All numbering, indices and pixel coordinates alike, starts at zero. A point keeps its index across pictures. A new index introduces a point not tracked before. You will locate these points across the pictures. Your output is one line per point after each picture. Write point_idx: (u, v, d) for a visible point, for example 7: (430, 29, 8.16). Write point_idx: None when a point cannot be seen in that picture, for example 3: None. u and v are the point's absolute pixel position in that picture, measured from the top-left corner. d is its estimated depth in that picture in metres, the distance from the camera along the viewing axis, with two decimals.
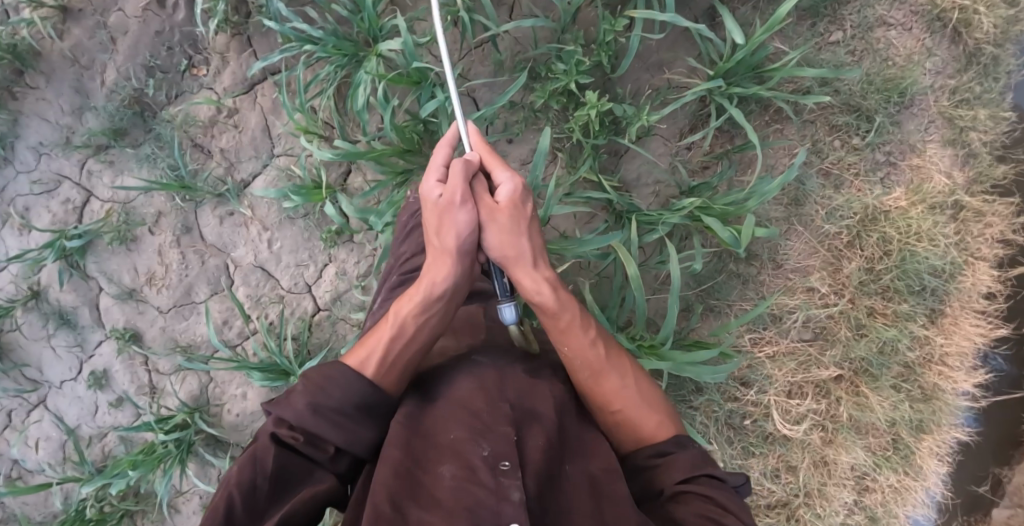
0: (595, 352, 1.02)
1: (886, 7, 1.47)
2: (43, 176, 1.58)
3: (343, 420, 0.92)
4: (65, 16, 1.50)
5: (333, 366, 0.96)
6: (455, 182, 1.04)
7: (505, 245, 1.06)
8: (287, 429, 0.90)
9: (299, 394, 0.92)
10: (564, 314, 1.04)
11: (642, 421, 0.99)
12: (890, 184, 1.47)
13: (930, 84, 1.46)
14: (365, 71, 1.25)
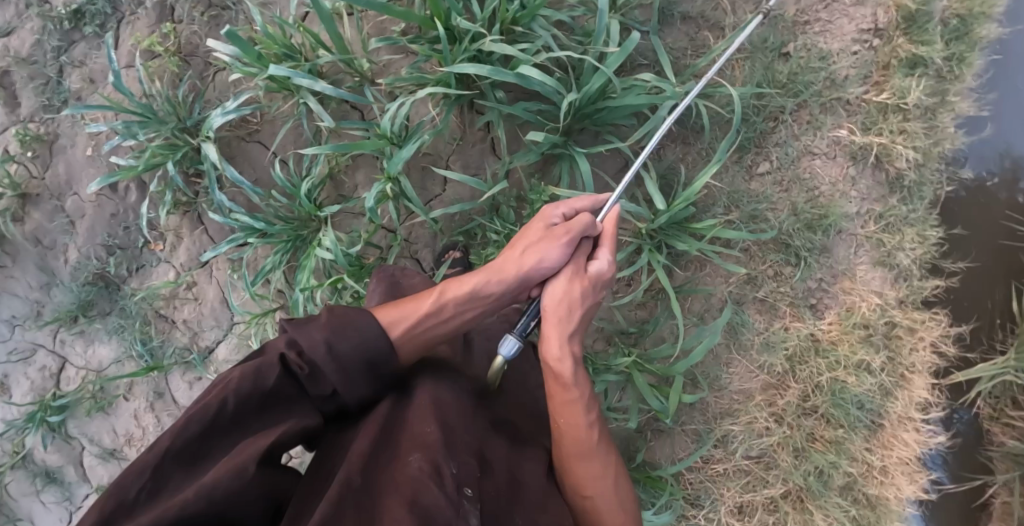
0: (587, 433, 1.09)
1: (809, 138, 1.52)
2: (19, 346, 1.64)
3: (348, 370, 0.98)
4: (25, 202, 1.57)
5: (362, 312, 1.02)
6: (572, 228, 1.12)
7: (559, 304, 1.12)
8: (298, 354, 0.94)
9: (322, 328, 0.98)
10: (575, 392, 1.09)
11: (607, 513, 1.08)
12: (822, 308, 1.54)
13: (856, 210, 1.52)
14: (302, 286, 1.37)
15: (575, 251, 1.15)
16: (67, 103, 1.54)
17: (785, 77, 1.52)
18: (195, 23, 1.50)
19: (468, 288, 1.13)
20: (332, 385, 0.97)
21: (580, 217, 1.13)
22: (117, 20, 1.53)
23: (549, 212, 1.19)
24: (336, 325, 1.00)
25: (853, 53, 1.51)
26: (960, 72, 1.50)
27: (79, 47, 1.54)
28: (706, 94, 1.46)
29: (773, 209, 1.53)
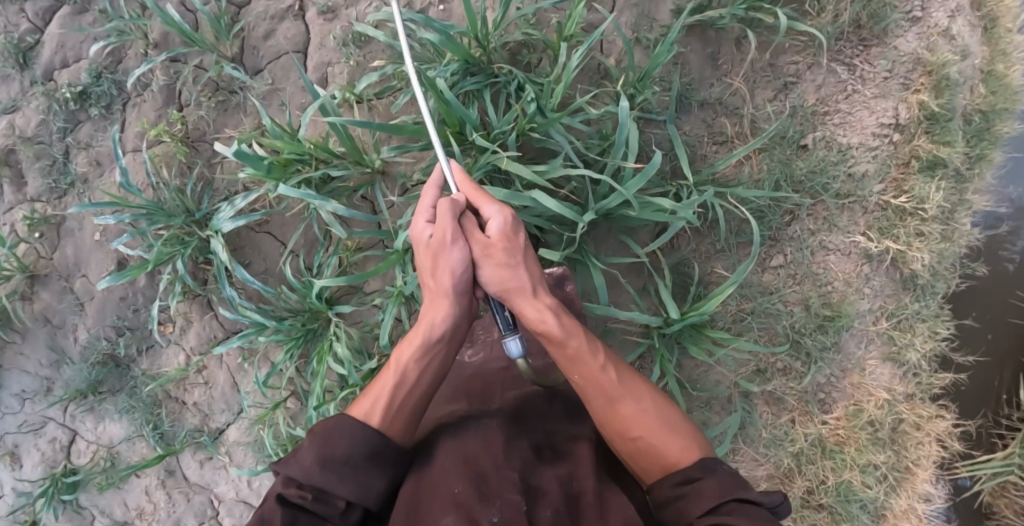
0: (607, 377, 1.10)
1: (824, 232, 1.51)
2: (29, 418, 1.63)
3: (350, 472, 1.00)
4: (33, 282, 1.56)
5: (339, 420, 1.05)
6: (446, 222, 1.11)
7: (502, 278, 1.13)
8: (295, 488, 0.97)
9: (308, 452, 1.01)
10: (570, 343, 1.11)
11: (666, 447, 1.05)
12: (830, 401, 1.55)
13: (868, 306, 1.51)
14: (313, 407, 1.39)
15: (471, 233, 1.14)
16: (74, 184, 1.53)
17: (804, 166, 1.50)
18: (203, 108, 1.48)
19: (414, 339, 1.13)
20: (344, 496, 0.99)
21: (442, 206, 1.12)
22: (123, 102, 1.51)
23: (417, 231, 1.16)
24: (318, 442, 1.02)
25: (872, 147, 1.49)
26: (981, 168, 1.49)
27: (85, 128, 1.52)
28: (721, 193, 1.45)
29: (786, 304, 1.52)
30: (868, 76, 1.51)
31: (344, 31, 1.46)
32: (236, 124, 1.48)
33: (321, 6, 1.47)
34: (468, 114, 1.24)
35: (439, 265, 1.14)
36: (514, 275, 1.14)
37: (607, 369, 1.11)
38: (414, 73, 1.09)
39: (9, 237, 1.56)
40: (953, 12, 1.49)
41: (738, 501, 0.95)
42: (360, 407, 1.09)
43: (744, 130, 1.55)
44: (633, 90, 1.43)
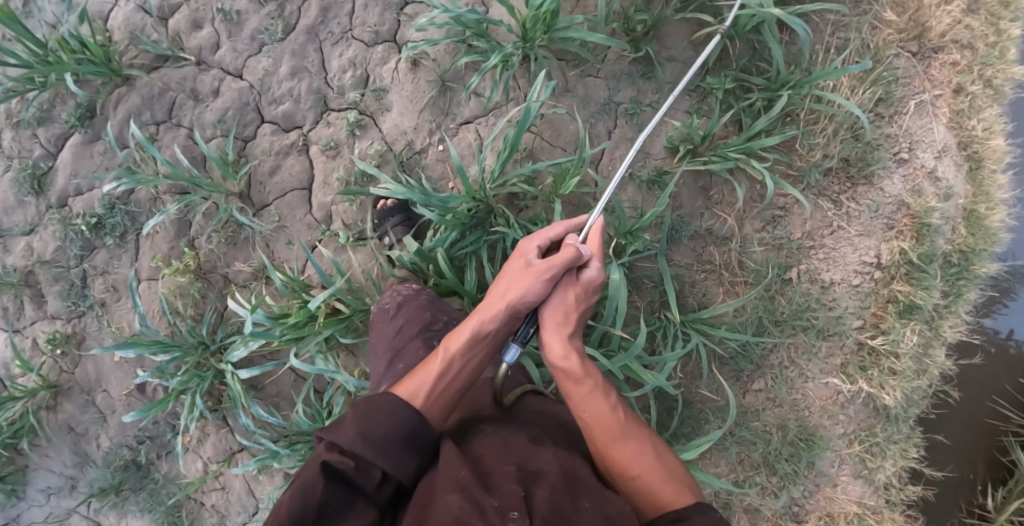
0: (616, 417, 1.12)
1: (803, 360, 1.58)
2: (54, 512, 1.73)
3: (388, 447, 0.99)
4: (56, 394, 1.65)
5: (385, 397, 1.06)
6: (557, 260, 1.19)
7: (560, 312, 1.21)
8: (339, 453, 0.96)
9: (355, 422, 1.00)
10: (589, 383, 1.15)
11: (662, 488, 1.03)
12: (803, 513, 1.63)
13: (842, 431, 1.59)
14: None
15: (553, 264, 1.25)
16: (92, 306, 1.61)
17: (785, 298, 1.58)
18: (213, 242, 1.54)
19: (466, 338, 1.18)
20: (381, 470, 0.97)
21: (566, 248, 1.19)
22: (136, 231, 1.58)
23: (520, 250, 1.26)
24: (363, 417, 1.02)
25: (853, 284, 1.56)
26: (957, 305, 1.55)
27: (101, 254, 1.59)
28: (708, 333, 1.53)
29: (765, 427, 1.60)
30: (853, 215, 1.56)
31: (347, 170, 1.53)
32: (245, 257, 1.55)
33: (325, 144, 1.53)
34: (462, 288, 1.42)
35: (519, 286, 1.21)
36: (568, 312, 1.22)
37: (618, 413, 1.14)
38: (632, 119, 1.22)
39: (32, 353, 1.65)
40: (939, 153, 1.53)
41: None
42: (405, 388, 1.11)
43: (732, 261, 1.61)
44: (624, 240, 1.50)
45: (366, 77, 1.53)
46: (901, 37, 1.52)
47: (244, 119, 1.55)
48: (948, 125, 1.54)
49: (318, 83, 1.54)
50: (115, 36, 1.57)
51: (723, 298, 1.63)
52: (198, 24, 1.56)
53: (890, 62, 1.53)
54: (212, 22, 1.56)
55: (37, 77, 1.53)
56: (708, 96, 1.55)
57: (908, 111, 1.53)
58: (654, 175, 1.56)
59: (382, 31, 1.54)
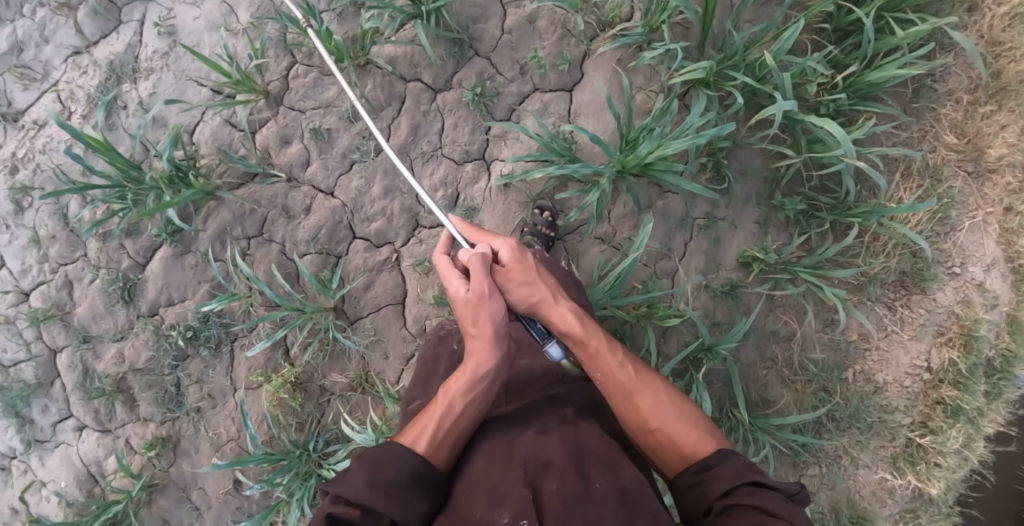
0: (624, 375, 1.22)
1: (856, 450, 1.71)
2: None
3: (396, 492, 1.08)
4: (150, 491, 1.68)
5: (381, 449, 1.13)
6: (478, 276, 1.22)
7: (530, 299, 1.27)
8: (344, 506, 1.04)
9: (356, 474, 1.09)
10: (591, 343, 1.24)
11: (681, 438, 1.16)
12: None
13: (889, 513, 1.73)
14: None
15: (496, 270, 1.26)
16: (187, 412, 1.67)
17: (843, 400, 1.70)
18: (311, 356, 1.60)
19: (459, 376, 1.22)
20: (389, 515, 1.06)
21: (472, 264, 1.22)
22: (230, 341, 1.64)
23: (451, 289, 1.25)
24: (364, 468, 1.10)
25: (904, 385, 1.69)
26: (998, 404, 1.69)
27: (194, 363, 1.66)
28: (772, 432, 1.65)
29: (820, 510, 1.72)
30: (907, 321, 1.69)
31: (440, 288, 1.59)
32: (340, 368, 1.62)
33: (418, 262, 1.59)
34: None
35: (474, 312, 1.24)
36: (537, 292, 1.27)
37: (625, 368, 1.23)
38: (401, 152, 1.23)
39: (124, 452, 1.69)
40: (988, 267, 1.66)
41: (753, 481, 1.08)
42: (409, 437, 1.17)
43: (793, 361, 1.72)
44: (702, 354, 1.61)
45: (456, 196, 1.58)
46: (959, 157, 1.64)
47: (337, 236, 1.59)
48: (997, 241, 1.66)
49: (410, 202, 1.58)
50: (203, 150, 1.59)
51: (785, 394, 1.73)
52: (287, 140, 1.59)
53: (947, 181, 1.65)
54: (302, 138, 1.58)
55: (128, 196, 1.56)
56: (778, 211, 1.66)
57: (962, 228, 1.65)
58: (727, 288, 1.65)
59: (472, 150, 1.58)
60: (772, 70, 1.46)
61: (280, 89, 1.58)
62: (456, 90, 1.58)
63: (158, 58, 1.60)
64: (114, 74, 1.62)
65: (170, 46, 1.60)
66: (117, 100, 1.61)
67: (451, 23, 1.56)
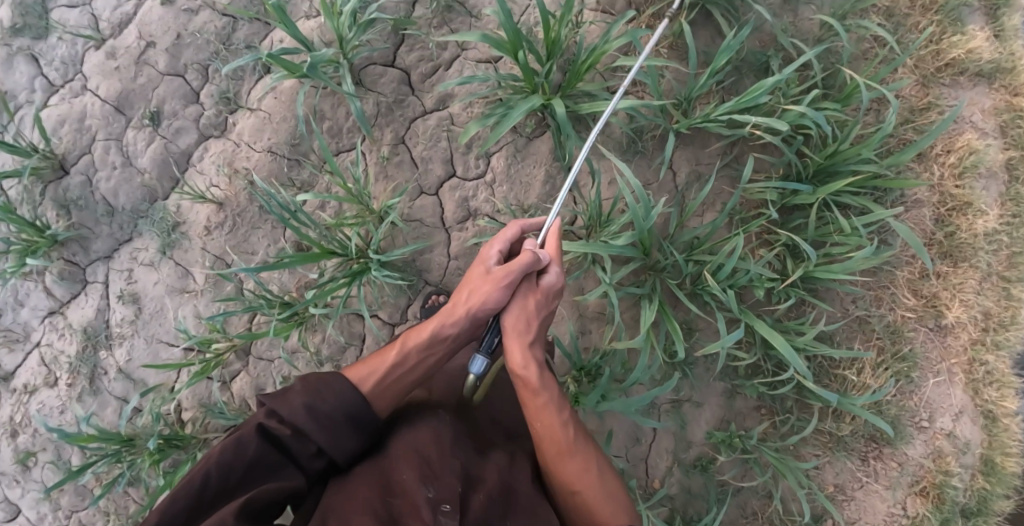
0: (565, 431, 1.26)
1: None
2: None
3: (328, 425, 1.18)
4: None
5: (334, 378, 1.24)
6: (512, 269, 1.33)
7: (519, 318, 1.36)
8: (279, 421, 1.15)
9: (298, 396, 1.19)
10: (542, 395, 1.28)
11: (598, 511, 1.20)
12: None
13: None
14: None
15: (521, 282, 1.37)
16: None
17: None
18: None
19: (426, 336, 1.35)
20: (317, 443, 1.17)
21: (519, 256, 1.34)
22: None
23: (484, 257, 1.39)
24: (310, 387, 1.21)
25: None
26: None
27: None
28: None
29: None
30: (882, 473, 1.71)
31: None
32: None
33: None
34: None
35: (480, 293, 1.36)
36: (531, 320, 1.36)
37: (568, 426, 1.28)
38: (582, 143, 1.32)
39: None
40: (957, 416, 1.68)
41: None
42: (363, 370, 1.32)
43: (776, 519, 1.74)
44: None
45: None
46: (917, 316, 1.64)
47: None
48: (966, 389, 1.68)
49: None
50: (185, 407, 1.67)
51: None
52: (261, 388, 1.67)
53: (908, 340, 1.65)
54: (275, 385, 1.67)
55: (126, 460, 1.61)
56: (739, 393, 1.71)
57: (927, 384, 1.67)
58: (698, 463, 1.71)
59: None
60: (715, 286, 1.50)
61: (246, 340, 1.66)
62: (412, 322, 1.64)
63: (127, 324, 1.67)
64: (89, 342, 1.69)
65: (137, 312, 1.66)
66: (98, 367, 1.68)
67: (396, 261, 1.62)
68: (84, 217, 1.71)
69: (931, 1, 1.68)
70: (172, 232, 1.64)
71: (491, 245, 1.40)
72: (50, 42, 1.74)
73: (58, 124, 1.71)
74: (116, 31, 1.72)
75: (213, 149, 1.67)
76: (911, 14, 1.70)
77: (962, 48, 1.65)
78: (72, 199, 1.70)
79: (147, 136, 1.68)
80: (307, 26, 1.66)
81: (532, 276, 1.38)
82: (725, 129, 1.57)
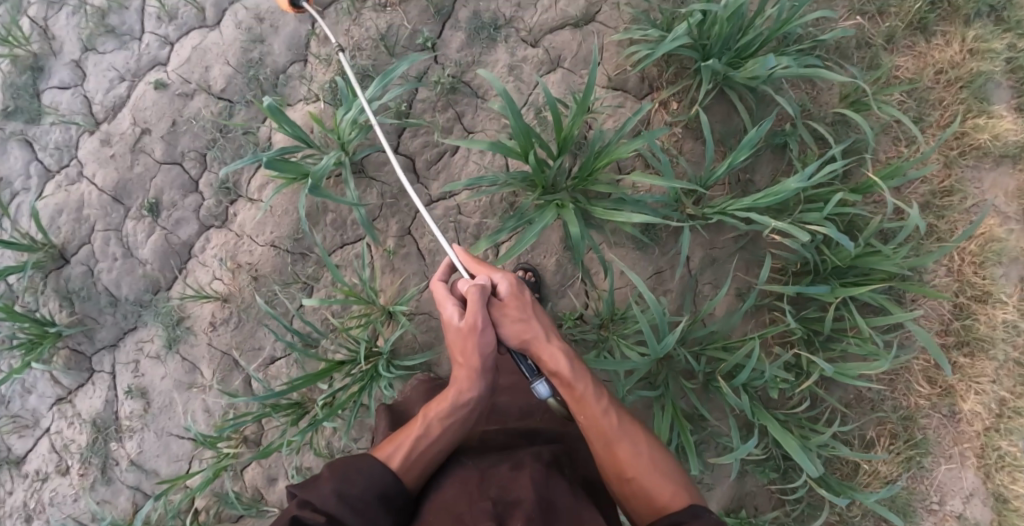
0: (605, 419, 1.29)
1: None
2: None
3: (362, 508, 1.17)
4: None
5: (357, 460, 1.23)
6: (474, 308, 1.28)
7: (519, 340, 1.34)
8: (311, 512, 1.13)
9: (326, 483, 1.18)
10: (577, 388, 1.30)
11: (654, 493, 1.23)
12: None
13: None
14: None
15: (494, 304, 1.33)
16: None
17: None
18: None
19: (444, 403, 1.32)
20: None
21: (470, 295, 1.29)
22: None
23: (446, 314, 1.31)
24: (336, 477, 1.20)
25: None
26: None
27: None
28: None
29: None
30: None
31: None
32: None
33: None
34: None
35: (467, 343, 1.31)
36: (529, 329, 1.34)
37: (609, 413, 1.30)
38: (409, 187, 1.27)
39: None
40: (968, 497, 1.66)
41: None
42: (388, 448, 1.29)
43: None
44: None
45: None
46: (931, 403, 1.63)
47: None
48: (978, 473, 1.65)
49: None
50: (197, 499, 1.67)
51: None
52: (273, 478, 1.68)
53: (921, 425, 1.64)
54: (286, 475, 1.68)
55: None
56: (750, 475, 1.70)
57: (937, 470, 1.65)
58: None
59: None
60: (729, 390, 1.47)
61: (257, 431, 1.66)
62: None
63: (137, 417, 1.66)
64: (99, 433, 1.68)
65: (146, 405, 1.66)
66: (108, 458, 1.68)
67: (404, 355, 1.61)
68: (87, 308, 1.68)
69: (957, 77, 1.63)
70: (177, 328, 1.63)
71: (442, 298, 1.32)
72: (44, 126, 1.69)
73: (56, 213, 1.67)
74: (109, 115, 1.67)
75: (214, 240, 1.64)
76: (934, 90, 1.65)
77: (988, 133, 1.59)
78: (75, 290, 1.67)
79: (147, 226, 1.65)
80: (305, 112, 1.61)
81: (495, 300, 1.34)
82: (739, 222, 1.53)
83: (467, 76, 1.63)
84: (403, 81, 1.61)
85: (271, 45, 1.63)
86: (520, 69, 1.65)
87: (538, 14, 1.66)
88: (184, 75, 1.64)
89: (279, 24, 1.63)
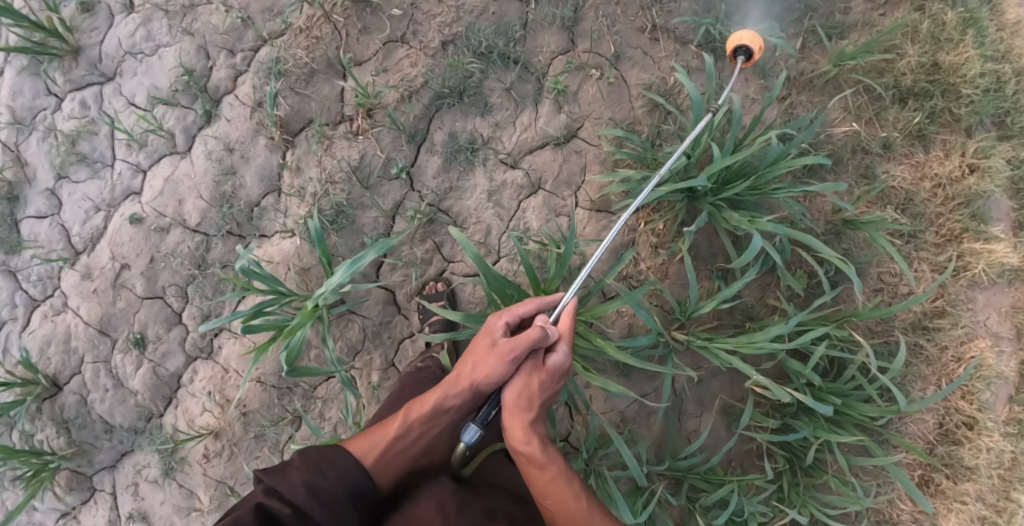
0: (575, 505, 1.24)
1: None
2: None
3: (327, 502, 1.17)
4: None
5: (332, 453, 1.23)
6: (519, 340, 1.25)
7: (520, 395, 1.28)
8: (278, 500, 1.14)
9: (297, 473, 1.18)
10: (551, 468, 1.25)
11: None
12: None
13: None
14: None
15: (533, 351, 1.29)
16: None
17: None
18: None
19: (428, 408, 1.30)
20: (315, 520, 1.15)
21: (530, 331, 1.25)
22: None
23: (492, 330, 1.30)
24: (310, 465, 1.20)
25: None
26: None
27: None
28: None
29: None
30: None
31: None
32: None
33: None
34: None
35: (483, 365, 1.28)
36: (539, 391, 1.29)
37: (579, 498, 1.25)
38: (608, 226, 1.24)
39: None
40: None
41: None
42: (365, 442, 1.28)
43: None
44: None
45: None
46: (915, 518, 1.59)
47: None
48: None
49: None
50: None
51: None
52: None
53: None
54: None
55: None
56: None
57: None
58: None
59: None
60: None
61: None
62: None
63: None
64: None
65: None
66: None
67: None
68: (83, 435, 1.70)
69: (954, 193, 1.57)
70: (172, 458, 1.67)
71: (503, 315, 1.31)
72: (24, 257, 1.68)
73: (45, 344, 1.68)
74: (88, 246, 1.66)
75: (201, 373, 1.66)
76: (930, 204, 1.59)
77: (984, 260, 1.55)
78: (71, 419, 1.70)
79: (134, 359, 1.66)
80: (282, 248, 1.59)
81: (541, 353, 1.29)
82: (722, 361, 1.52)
83: (445, 204, 1.59)
84: (378, 213, 1.58)
85: (243, 177, 1.60)
86: (499, 195, 1.59)
87: (515, 135, 1.60)
88: (158, 208, 1.63)
89: (249, 155, 1.60)
